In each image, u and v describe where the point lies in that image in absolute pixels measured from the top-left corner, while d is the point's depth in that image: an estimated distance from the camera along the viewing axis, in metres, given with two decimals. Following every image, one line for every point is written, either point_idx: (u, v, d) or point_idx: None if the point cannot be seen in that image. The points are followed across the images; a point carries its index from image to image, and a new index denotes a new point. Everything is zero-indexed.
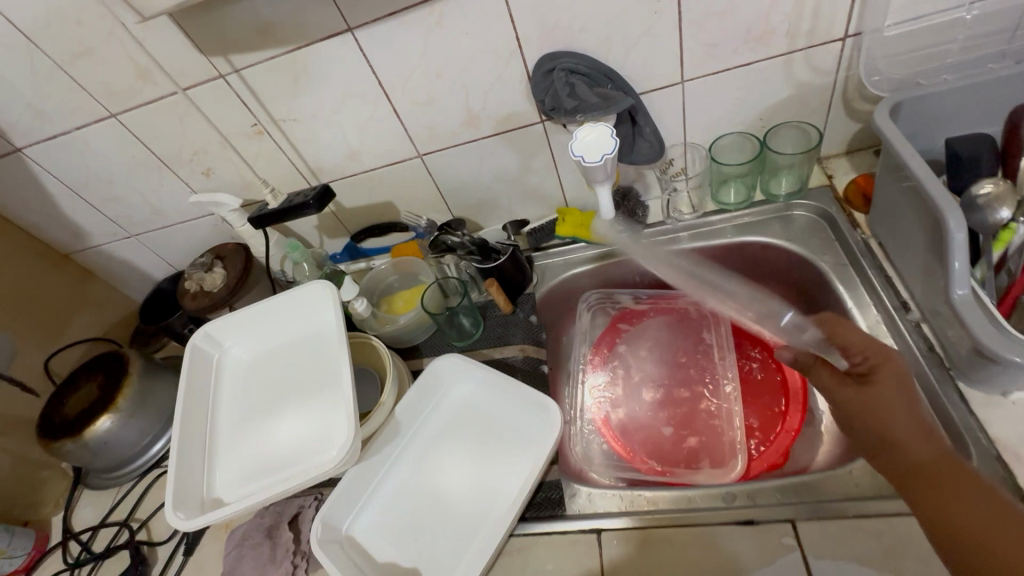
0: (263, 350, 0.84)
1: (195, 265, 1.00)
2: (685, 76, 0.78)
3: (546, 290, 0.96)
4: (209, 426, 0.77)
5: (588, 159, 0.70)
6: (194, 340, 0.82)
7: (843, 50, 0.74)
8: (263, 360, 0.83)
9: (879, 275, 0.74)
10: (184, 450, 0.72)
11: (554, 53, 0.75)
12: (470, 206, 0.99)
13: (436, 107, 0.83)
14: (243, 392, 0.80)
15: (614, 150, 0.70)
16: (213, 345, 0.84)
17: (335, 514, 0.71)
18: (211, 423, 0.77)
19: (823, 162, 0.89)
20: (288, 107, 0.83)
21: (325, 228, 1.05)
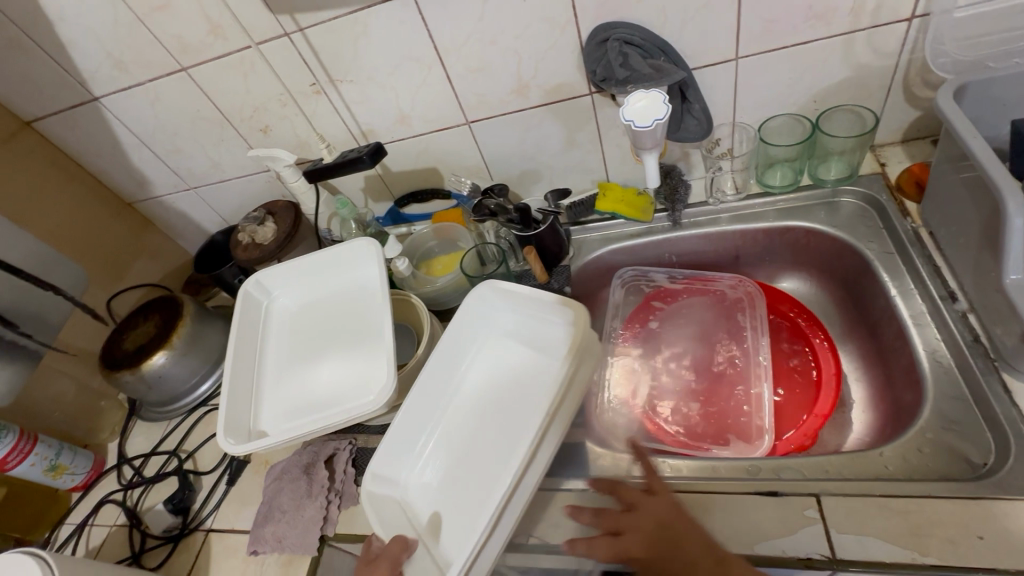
0: (310, 300, 0.88)
1: (248, 218, 1.05)
2: (740, 53, 0.77)
3: (581, 264, 0.98)
4: (257, 366, 0.81)
5: (638, 123, 0.71)
6: (245, 286, 0.86)
7: (908, 31, 0.72)
8: (308, 309, 0.87)
9: (926, 265, 0.73)
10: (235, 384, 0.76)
11: (609, 24, 0.75)
12: (512, 176, 1.01)
13: (487, 75, 0.84)
14: (289, 337, 0.84)
15: (665, 115, 0.70)
16: (262, 292, 0.88)
17: (382, 469, 0.70)
18: (259, 363, 0.82)
19: (876, 149, 0.87)
20: (346, 68, 0.86)
21: (371, 191, 1.09)
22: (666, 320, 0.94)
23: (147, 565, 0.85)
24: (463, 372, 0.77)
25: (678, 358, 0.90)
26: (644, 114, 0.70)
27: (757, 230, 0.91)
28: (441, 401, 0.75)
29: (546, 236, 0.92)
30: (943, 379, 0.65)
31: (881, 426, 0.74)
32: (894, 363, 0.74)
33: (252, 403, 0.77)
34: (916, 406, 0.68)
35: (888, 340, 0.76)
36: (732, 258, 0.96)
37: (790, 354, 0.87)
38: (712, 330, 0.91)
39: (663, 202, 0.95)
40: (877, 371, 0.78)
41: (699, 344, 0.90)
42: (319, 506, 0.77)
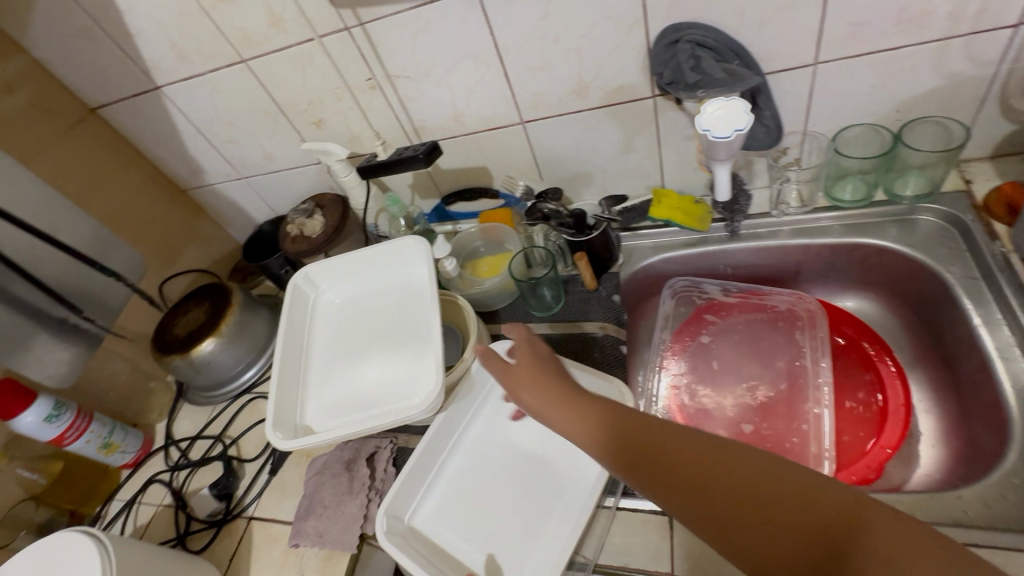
0: (358, 296, 0.88)
1: (297, 211, 1.06)
2: (820, 58, 0.73)
3: (631, 272, 0.95)
4: (304, 359, 0.82)
5: (716, 133, 0.68)
6: (295, 280, 0.87)
7: (1013, 39, 0.66)
8: (356, 305, 0.87)
9: (1017, 295, 0.67)
10: (284, 379, 0.77)
11: (680, 25, 0.72)
12: (563, 178, 0.99)
13: (547, 74, 0.82)
14: (336, 333, 0.84)
15: (746, 126, 0.67)
16: (310, 285, 0.89)
17: (397, 507, 0.71)
18: (308, 358, 0.82)
19: (961, 165, 0.81)
20: (403, 64, 0.85)
21: (419, 187, 1.09)
22: (716, 334, 0.91)
23: (190, 547, 0.87)
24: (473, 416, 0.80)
25: (729, 374, 0.87)
26: (724, 123, 0.68)
27: (822, 245, 0.86)
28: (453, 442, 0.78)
29: (599, 243, 0.90)
30: None
31: (955, 464, 0.69)
32: (971, 398, 0.69)
33: (299, 398, 0.78)
34: (1000, 450, 0.63)
35: (967, 373, 0.70)
36: (793, 274, 0.92)
37: (853, 380, 0.82)
38: (768, 348, 0.87)
39: (720, 212, 0.90)
40: (952, 405, 0.73)
41: (754, 362, 0.86)
42: (360, 503, 0.77)
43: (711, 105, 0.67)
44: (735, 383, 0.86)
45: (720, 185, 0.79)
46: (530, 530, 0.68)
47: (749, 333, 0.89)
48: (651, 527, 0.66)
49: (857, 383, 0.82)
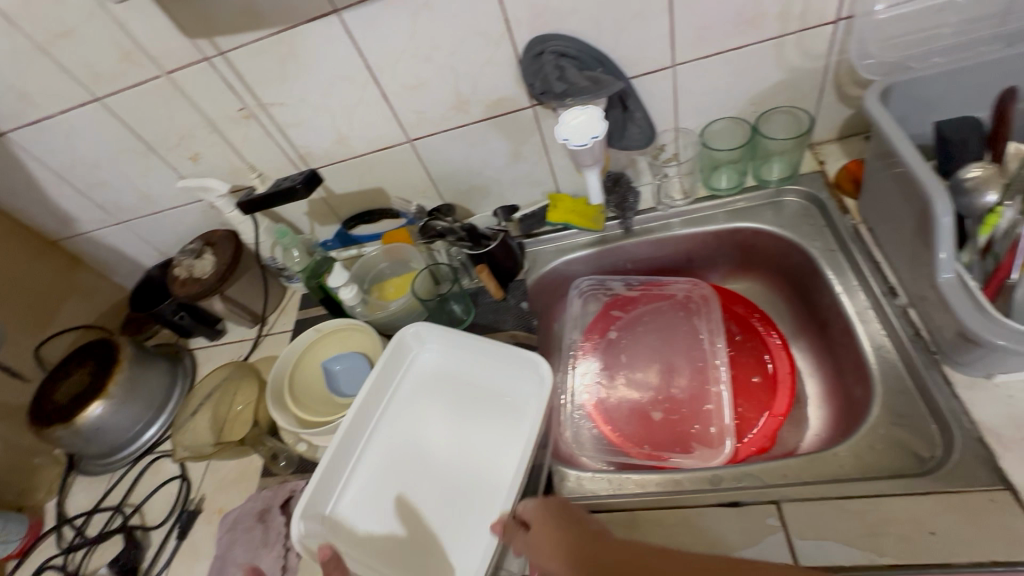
0: (443, 379, 0.79)
1: (184, 252, 0.99)
2: (677, 60, 0.77)
3: (537, 277, 0.96)
4: (373, 430, 0.75)
5: (572, 142, 0.70)
6: (391, 346, 0.79)
7: (835, 34, 0.73)
8: (445, 377, 0.79)
9: (868, 262, 0.74)
10: (336, 456, 0.70)
11: (544, 37, 0.74)
12: (461, 191, 0.99)
13: (424, 92, 0.82)
14: (410, 428, 0.77)
15: (601, 134, 0.70)
16: (411, 346, 0.81)
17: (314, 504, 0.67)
18: (369, 444, 0.74)
19: (815, 148, 0.89)
20: (275, 92, 0.82)
21: (316, 215, 1.05)
22: (626, 323, 0.94)
23: None
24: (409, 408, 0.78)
25: (637, 363, 0.90)
26: (579, 132, 0.70)
27: (707, 232, 0.91)
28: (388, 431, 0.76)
29: (501, 252, 0.90)
30: (890, 375, 0.67)
31: (838, 422, 0.75)
32: (844, 357, 0.76)
33: (343, 478, 0.71)
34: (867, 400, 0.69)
35: (837, 336, 0.77)
36: (685, 263, 0.97)
37: (749, 353, 0.87)
38: (672, 332, 0.91)
39: (613, 210, 0.94)
40: (829, 368, 0.80)
41: (660, 349, 0.90)
42: (277, 554, 0.74)
43: (570, 115, 0.69)
44: (646, 371, 0.89)
45: (594, 187, 0.84)
46: (449, 518, 0.68)
47: (654, 319, 0.93)
48: None
49: (752, 357, 0.86)
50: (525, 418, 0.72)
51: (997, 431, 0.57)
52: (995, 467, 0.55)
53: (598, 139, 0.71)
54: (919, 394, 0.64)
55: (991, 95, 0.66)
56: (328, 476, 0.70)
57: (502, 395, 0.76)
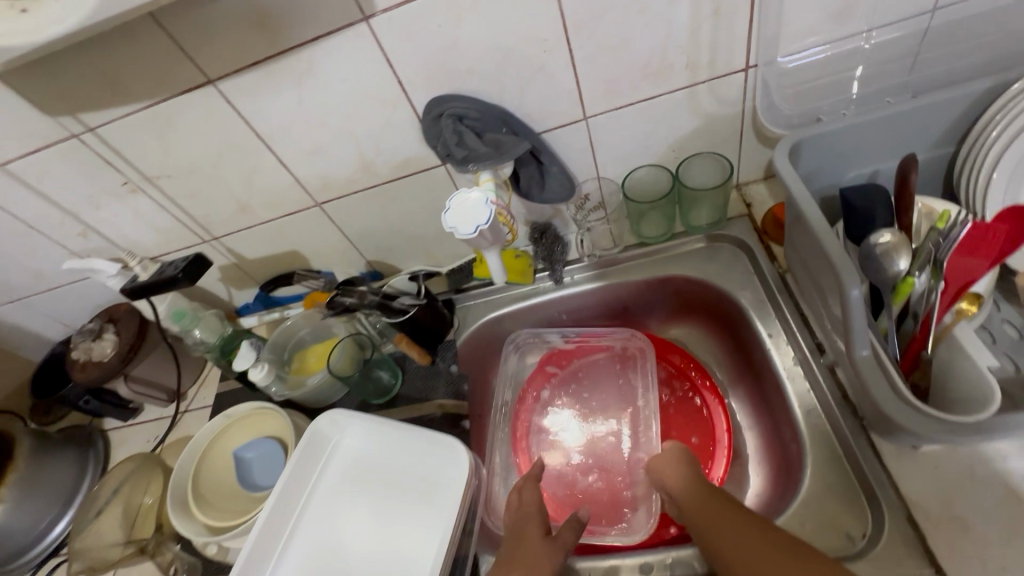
0: (366, 473, 0.73)
1: (83, 332, 0.91)
2: (588, 112, 0.73)
3: (468, 336, 0.91)
4: (283, 541, 0.68)
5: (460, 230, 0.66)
6: (304, 442, 0.72)
7: (746, 81, 0.70)
8: (359, 469, 0.73)
9: (795, 315, 0.72)
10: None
11: (442, 98, 0.69)
12: (383, 249, 0.94)
13: (325, 156, 0.76)
14: (322, 533, 0.70)
15: (488, 221, 0.65)
16: (322, 439, 0.75)
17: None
18: (286, 556, 0.68)
19: (742, 188, 0.86)
20: (160, 164, 0.75)
21: (231, 280, 0.98)
22: (562, 379, 0.89)
23: None
24: (321, 509, 0.72)
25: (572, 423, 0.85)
26: (467, 219, 0.65)
27: (639, 280, 0.88)
28: (300, 539, 0.69)
29: (423, 317, 0.84)
30: (820, 441, 0.64)
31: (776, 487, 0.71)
32: (779, 414, 0.72)
33: None
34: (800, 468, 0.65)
35: (771, 390, 0.74)
36: (622, 310, 0.93)
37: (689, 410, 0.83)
38: (606, 388, 0.87)
39: (543, 262, 0.90)
40: (766, 423, 0.76)
41: (596, 406, 0.85)
42: None
43: (459, 197, 0.66)
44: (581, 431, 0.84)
45: (494, 265, 0.82)
46: None
47: (590, 375, 0.89)
48: None
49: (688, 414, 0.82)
50: (443, 507, 0.68)
51: (926, 507, 0.54)
52: (925, 549, 0.52)
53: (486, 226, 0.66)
54: (848, 462, 0.61)
55: (904, 144, 0.63)
56: None
57: (414, 484, 0.71)
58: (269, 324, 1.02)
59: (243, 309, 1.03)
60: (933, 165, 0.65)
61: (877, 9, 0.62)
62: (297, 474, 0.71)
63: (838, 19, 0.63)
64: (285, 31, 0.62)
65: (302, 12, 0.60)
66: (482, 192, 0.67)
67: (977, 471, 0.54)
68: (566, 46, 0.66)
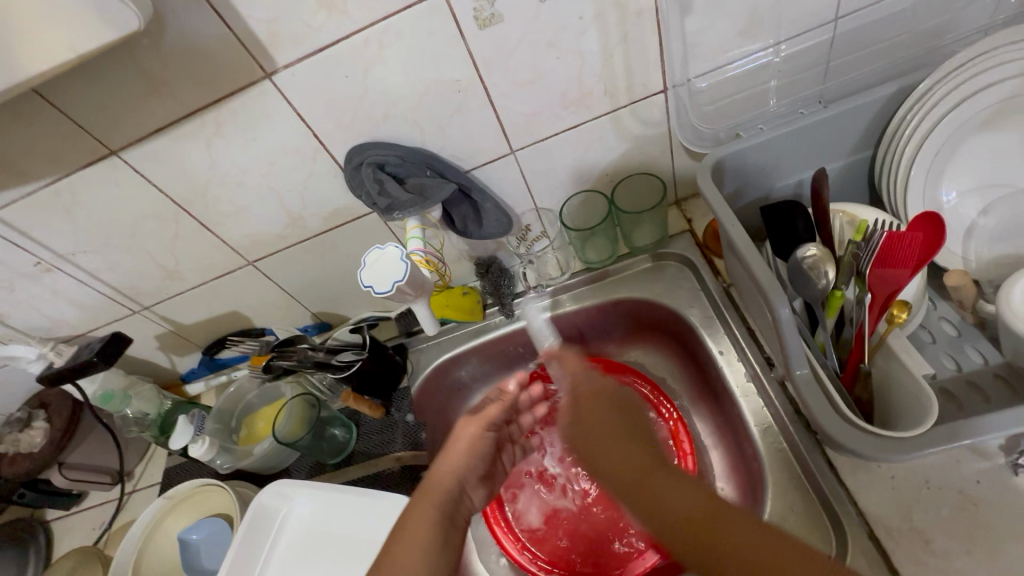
0: (324, 537, 0.69)
1: (10, 423, 0.85)
2: (514, 146, 0.72)
3: (422, 381, 0.87)
4: None
5: (378, 288, 0.62)
6: (249, 515, 0.69)
7: (666, 102, 0.70)
8: (307, 551, 0.69)
9: (743, 332, 0.70)
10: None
11: (362, 146, 0.67)
12: (326, 300, 0.90)
13: (249, 215, 0.74)
14: None
15: (405, 276, 0.62)
16: (268, 520, 0.71)
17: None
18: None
19: (682, 204, 0.85)
20: (72, 241, 0.72)
21: (170, 348, 0.93)
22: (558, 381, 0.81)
23: None
24: None
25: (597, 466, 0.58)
26: (382, 277, 0.62)
27: (591, 306, 0.86)
28: None
29: (369, 368, 0.81)
30: (779, 463, 0.62)
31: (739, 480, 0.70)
32: (739, 431, 0.70)
33: None
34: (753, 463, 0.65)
35: (729, 407, 0.72)
36: (578, 338, 0.90)
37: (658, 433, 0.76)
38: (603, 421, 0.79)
39: (491, 297, 0.87)
40: (730, 444, 0.74)
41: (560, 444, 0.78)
42: None
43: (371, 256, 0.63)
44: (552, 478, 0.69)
45: (423, 318, 0.78)
46: None
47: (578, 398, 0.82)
48: None
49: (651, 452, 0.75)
50: None
51: (887, 521, 0.53)
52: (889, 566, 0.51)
53: (404, 281, 0.63)
54: (808, 480, 0.60)
55: (825, 154, 0.64)
56: None
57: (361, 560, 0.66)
58: (215, 390, 0.96)
59: (187, 375, 0.97)
60: (855, 171, 0.66)
61: (781, 25, 0.63)
62: (234, 560, 0.66)
63: (746, 36, 0.63)
64: (185, 96, 0.60)
65: (200, 76, 0.58)
66: (395, 247, 0.64)
67: (934, 478, 0.53)
68: (481, 84, 0.65)
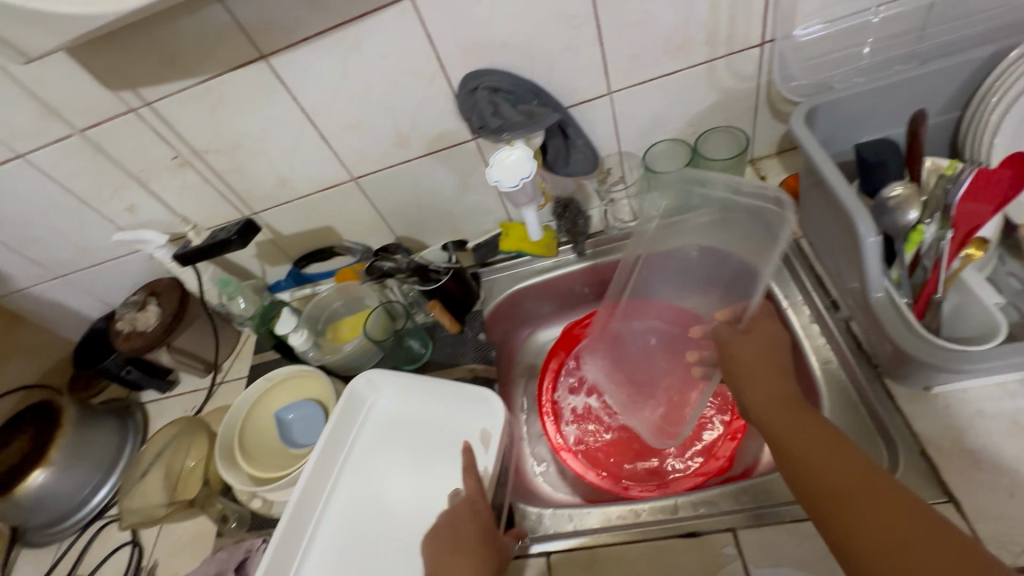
0: (408, 422, 0.78)
1: (126, 304, 0.96)
2: (611, 87, 0.78)
3: (494, 306, 0.96)
4: (332, 481, 0.74)
5: (506, 183, 0.70)
6: (345, 397, 0.77)
7: (761, 56, 0.75)
8: (398, 430, 0.78)
9: (810, 276, 0.76)
10: (295, 521, 0.68)
11: (477, 72, 0.74)
12: (412, 224, 0.98)
13: (363, 131, 0.81)
14: (368, 472, 0.75)
15: (531, 173, 0.70)
16: (363, 397, 0.80)
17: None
18: (330, 504, 0.73)
19: (756, 163, 0.90)
20: (208, 139, 0.80)
21: (266, 257, 1.02)
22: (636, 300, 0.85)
23: None
24: (360, 453, 0.77)
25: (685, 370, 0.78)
26: (510, 173, 0.70)
27: None
28: (336, 480, 0.74)
29: (456, 283, 0.89)
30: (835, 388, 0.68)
31: None
32: None
33: (303, 540, 0.70)
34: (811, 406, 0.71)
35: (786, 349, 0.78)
36: None
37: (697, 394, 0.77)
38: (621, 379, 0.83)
39: (566, 235, 0.93)
40: None
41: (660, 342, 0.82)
42: None
43: (500, 155, 0.70)
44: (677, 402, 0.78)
45: (531, 223, 0.85)
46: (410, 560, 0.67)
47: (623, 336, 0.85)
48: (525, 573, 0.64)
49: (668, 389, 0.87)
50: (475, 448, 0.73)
51: (938, 442, 0.58)
52: (936, 477, 0.56)
53: (528, 178, 0.71)
54: (863, 404, 0.65)
55: (911, 109, 0.67)
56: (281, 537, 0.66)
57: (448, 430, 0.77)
58: (298, 303, 1.03)
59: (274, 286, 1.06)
60: (937, 132, 0.70)
61: None
62: (332, 424, 0.75)
63: None
64: (335, 8, 0.67)
65: None
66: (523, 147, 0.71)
67: (988, 410, 0.58)
68: (594, 22, 0.70)
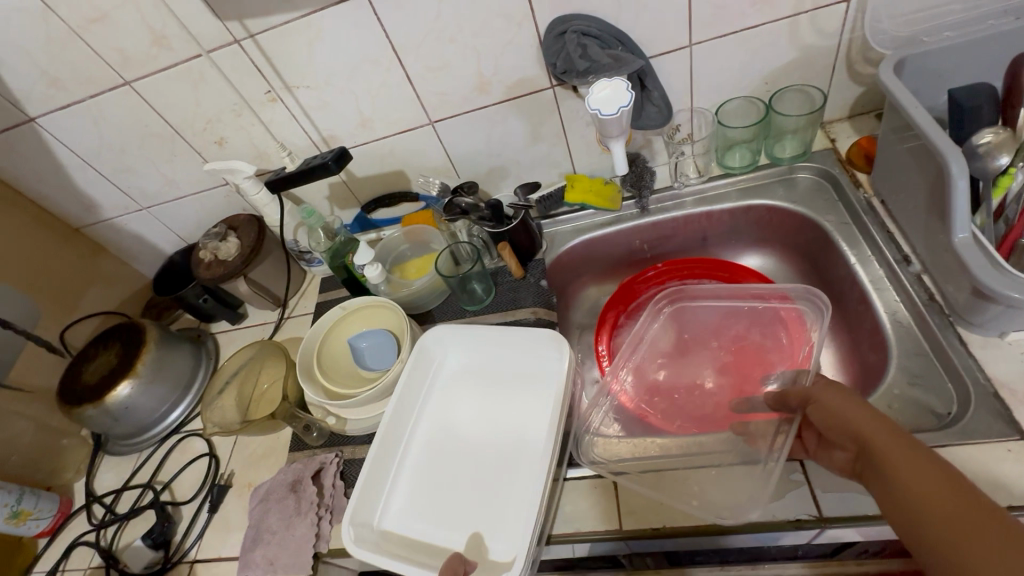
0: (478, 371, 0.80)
1: (208, 235, 1.01)
2: (693, 39, 0.79)
3: (555, 257, 0.99)
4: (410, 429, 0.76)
5: (605, 112, 0.73)
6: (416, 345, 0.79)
7: (847, 12, 0.76)
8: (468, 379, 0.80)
9: (880, 232, 0.77)
10: (376, 464, 0.71)
11: (566, 17, 0.76)
12: (480, 173, 1.01)
13: (447, 73, 0.84)
14: (443, 420, 0.77)
15: (629, 103, 0.73)
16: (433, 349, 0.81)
17: (362, 514, 0.68)
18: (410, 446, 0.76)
19: (826, 126, 0.91)
20: (300, 74, 0.84)
21: (337, 199, 1.07)
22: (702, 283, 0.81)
23: None
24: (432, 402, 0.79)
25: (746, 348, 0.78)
26: (608, 103, 0.73)
27: (723, 209, 0.93)
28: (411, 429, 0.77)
29: (524, 229, 0.92)
30: (903, 338, 0.70)
31: (860, 374, 0.78)
32: (857, 328, 0.79)
33: (387, 486, 0.72)
34: (880, 358, 0.73)
35: (852, 305, 0.80)
36: (700, 240, 0.99)
37: (781, 355, 0.76)
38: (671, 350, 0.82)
39: (630, 190, 0.96)
40: (846, 341, 0.82)
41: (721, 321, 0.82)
42: (310, 523, 0.75)
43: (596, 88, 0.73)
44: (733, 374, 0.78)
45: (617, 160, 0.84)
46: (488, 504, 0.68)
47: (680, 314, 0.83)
48: (594, 492, 0.69)
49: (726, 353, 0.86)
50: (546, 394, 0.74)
51: (1011, 385, 0.60)
52: (1009, 417, 0.58)
53: (626, 109, 0.74)
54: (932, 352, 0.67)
55: (1000, 66, 0.68)
56: (365, 481, 0.70)
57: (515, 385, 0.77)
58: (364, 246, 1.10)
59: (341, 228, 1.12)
60: None
61: None
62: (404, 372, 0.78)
63: None
64: None
65: None
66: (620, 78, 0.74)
67: None
68: None
